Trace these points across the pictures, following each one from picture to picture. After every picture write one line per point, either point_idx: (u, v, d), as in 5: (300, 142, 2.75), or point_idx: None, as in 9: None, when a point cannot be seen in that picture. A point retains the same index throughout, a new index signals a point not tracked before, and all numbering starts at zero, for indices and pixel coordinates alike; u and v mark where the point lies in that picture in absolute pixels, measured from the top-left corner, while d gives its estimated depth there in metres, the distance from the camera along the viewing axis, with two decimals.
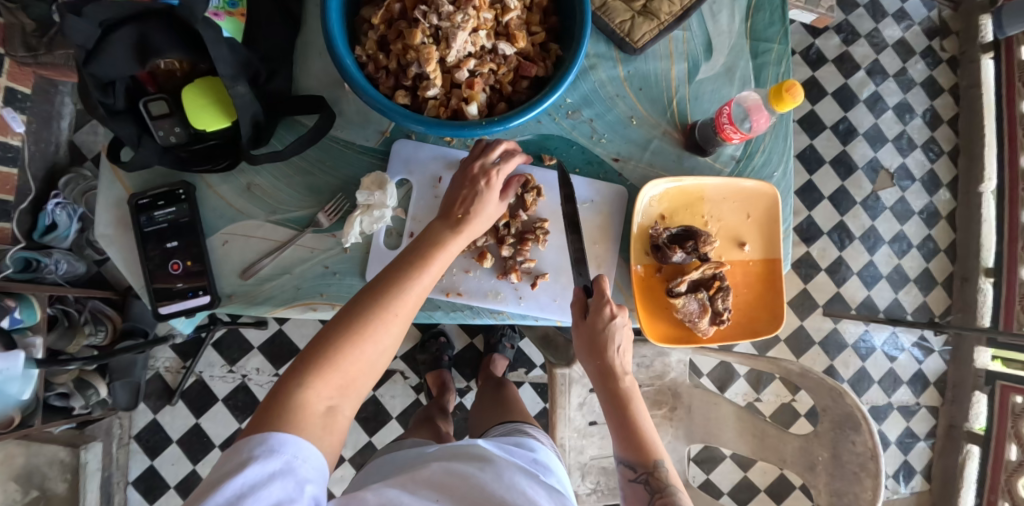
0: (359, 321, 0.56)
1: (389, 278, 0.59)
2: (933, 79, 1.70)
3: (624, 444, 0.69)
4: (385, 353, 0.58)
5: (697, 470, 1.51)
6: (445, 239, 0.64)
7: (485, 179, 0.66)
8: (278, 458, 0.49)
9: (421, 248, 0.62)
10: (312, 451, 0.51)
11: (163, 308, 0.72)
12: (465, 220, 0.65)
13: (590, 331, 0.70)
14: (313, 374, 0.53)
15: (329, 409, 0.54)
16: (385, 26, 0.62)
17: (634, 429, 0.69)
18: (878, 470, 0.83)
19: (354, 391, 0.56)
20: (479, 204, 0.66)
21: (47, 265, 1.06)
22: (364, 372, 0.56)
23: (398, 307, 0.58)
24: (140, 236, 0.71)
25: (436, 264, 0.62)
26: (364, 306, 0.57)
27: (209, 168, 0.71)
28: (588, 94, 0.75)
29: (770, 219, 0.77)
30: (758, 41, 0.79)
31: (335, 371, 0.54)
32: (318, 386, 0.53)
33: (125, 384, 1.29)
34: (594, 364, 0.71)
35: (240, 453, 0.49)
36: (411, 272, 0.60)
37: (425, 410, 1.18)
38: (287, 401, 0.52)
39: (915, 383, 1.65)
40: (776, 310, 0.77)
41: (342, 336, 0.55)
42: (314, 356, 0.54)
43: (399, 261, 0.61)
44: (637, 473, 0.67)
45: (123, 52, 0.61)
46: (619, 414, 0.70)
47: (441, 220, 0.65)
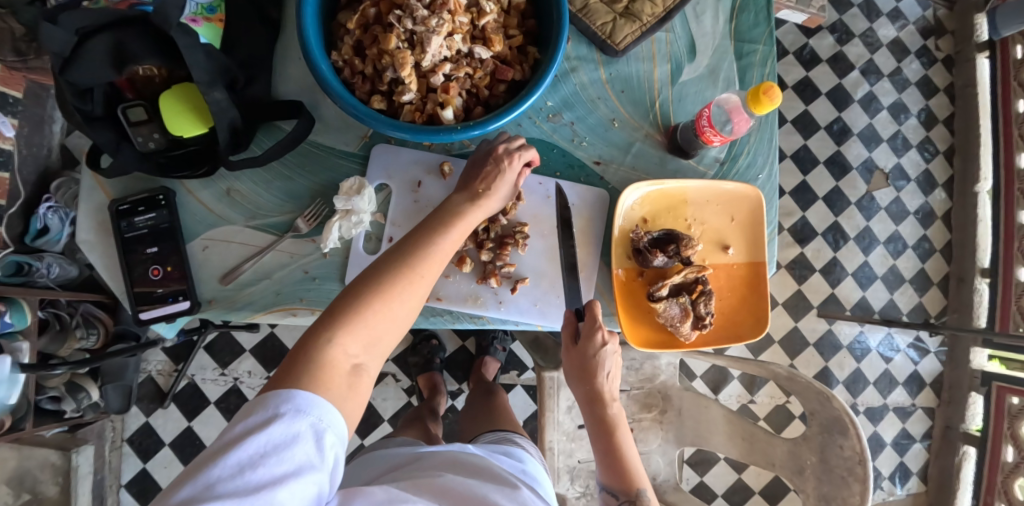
0: (389, 277, 0.54)
1: (415, 240, 0.59)
2: (928, 79, 1.69)
3: (609, 472, 0.76)
4: (408, 318, 0.56)
5: (691, 472, 1.50)
6: (465, 211, 0.63)
7: (507, 158, 0.67)
8: (303, 419, 0.45)
9: (444, 216, 0.62)
10: (338, 412, 0.47)
11: (143, 313, 0.71)
12: (484, 195, 0.65)
13: (580, 357, 0.73)
14: (344, 325, 0.51)
15: (355, 368, 0.51)
16: (361, 31, 0.63)
17: (620, 457, 0.75)
18: (865, 474, 0.82)
19: (376, 352, 0.53)
20: (498, 180, 0.66)
21: (39, 269, 1.00)
22: (388, 332, 0.54)
23: (426, 268, 0.57)
24: (121, 242, 0.70)
25: (457, 232, 0.61)
26: (392, 264, 0.56)
27: (188, 175, 0.70)
28: (569, 97, 0.75)
29: (754, 221, 0.77)
30: (743, 42, 0.78)
31: (362, 327, 0.52)
32: (346, 342, 0.51)
33: (117, 387, 1.27)
34: (583, 388, 0.76)
35: (263, 409, 0.45)
36: (436, 238, 0.59)
37: (416, 411, 1.17)
38: (317, 349, 0.49)
39: (910, 384, 1.64)
40: (761, 314, 0.77)
41: (371, 289, 0.53)
42: (342, 310, 0.52)
43: (423, 228, 0.60)
44: (620, 500, 0.74)
45: (99, 58, 0.60)
46: (606, 441, 0.75)
47: (460, 193, 0.65)
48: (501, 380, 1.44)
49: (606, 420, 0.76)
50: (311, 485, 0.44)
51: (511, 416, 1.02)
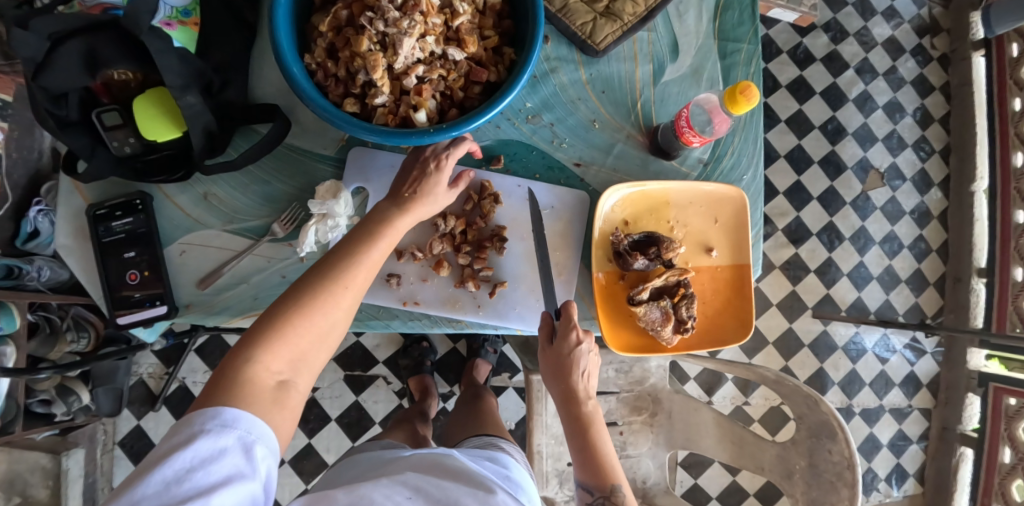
0: (310, 292, 0.54)
1: (338, 251, 0.58)
2: (924, 78, 1.68)
3: (584, 468, 0.72)
4: (337, 328, 0.56)
5: (685, 475, 1.49)
6: (393, 217, 0.63)
7: (435, 162, 0.66)
8: (231, 433, 0.47)
9: (370, 224, 0.61)
10: (264, 428, 0.48)
11: (121, 317, 0.70)
12: (412, 200, 0.65)
13: (555, 356, 0.71)
14: (264, 345, 0.51)
15: (281, 384, 0.52)
16: (333, 33, 0.62)
17: (595, 453, 0.71)
18: (854, 479, 0.81)
19: (304, 366, 0.54)
20: (428, 184, 0.66)
21: (29, 272, 0.97)
22: (315, 346, 0.54)
23: (350, 278, 0.57)
24: (98, 247, 0.69)
25: (385, 240, 0.61)
26: (314, 279, 0.56)
27: (165, 179, 0.69)
28: (548, 98, 0.74)
29: (738, 223, 0.75)
30: (727, 41, 0.77)
31: (285, 344, 0.52)
32: (268, 360, 0.51)
33: (108, 390, 1.27)
34: (559, 387, 0.74)
35: (189, 427, 0.46)
36: (361, 247, 0.59)
37: (405, 414, 1.16)
38: (236, 373, 0.50)
39: (907, 385, 1.63)
40: (744, 317, 0.76)
41: (291, 307, 0.53)
42: (262, 330, 0.52)
43: (349, 238, 0.60)
44: (594, 497, 0.70)
45: (71, 63, 0.59)
46: (581, 439, 0.73)
47: (390, 199, 0.65)
48: (492, 382, 1.43)
49: (582, 417, 0.73)
50: (243, 494, 0.45)
51: (498, 420, 1.01)
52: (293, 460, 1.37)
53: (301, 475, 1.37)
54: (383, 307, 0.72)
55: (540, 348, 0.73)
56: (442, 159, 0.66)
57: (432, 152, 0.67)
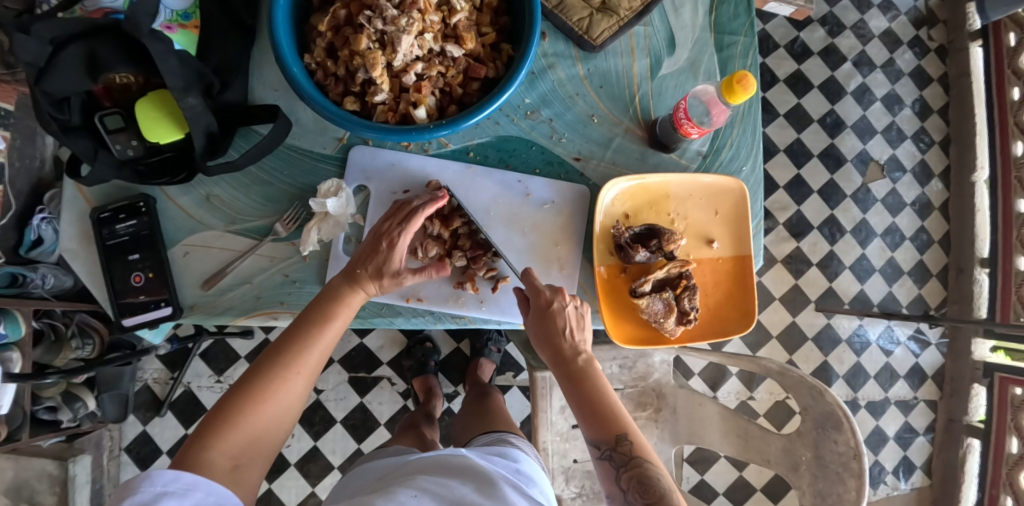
0: (261, 380, 0.57)
1: (291, 335, 0.61)
2: (922, 69, 1.68)
3: (587, 421, 0.67)
4: (290, 411, 0.59)
5: (691, 471, 1.49)
6: (345, 296, 0.65)
7: (387, 242, 0.67)
8: (194, 495, 0.50)
9: (323, 305, 0.64)
10: (224, 489, 0.52)
11: (127, 320, 0.71)
12: (366, 278, 0.66)
13: (539, 320, 0.69)
14: (218, 432, 0.54)
15: (235, 467, 0.54)
16: (332, 33, 0.63)
17: (595, 403, 0.67)
18: (860, 469, 0.80)
19: (256, 451, 0.56)
20: (381, 261, 0.66)
21: (33, 279, 0.99)
22: (269, 430, 0.57)
23: (301, 363, 0.60)
24: (103, 250, 0.70)
25: (336, 320, 0.63)
26: (267, 366, 0.58)
27: (167, 181, 0.70)
28: (546, 94, 0.75)
29: (738, 214, 0.76)
30: (723, 34, 0.77)
31: (238, 430, 0.55)
32: (221, 445, 0.54)
33: (113, 396, 1.27)
34: (547, 351, 0.70)
35: (149, 486, 0.49)
36: (313, 330, 0.61)
37: (411, 417, 1.16)
38: (190, 461, 0.52)
39: (912, 377, 1.63)
40: (746, 309, 0.76)
41: (244, 395, 0.56)
42: (216, 418, 0.55)
43: (300, 322, 0.63)
44: (602, 450, 0.65)
45: (73, 68, 0.60)
46: (580, 392, 0.68)
47: (344, 278, 0.66)
48: (497, 381, 1.43)
49: (576, 373, 0.69)
50: None
51: (503, 418, 1.01)
52: (298, 462, 1.37)
53: (307, 478, 1.37)
54: (386, 305, 0.72)
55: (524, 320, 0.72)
56: (396, 235, 0.67)
57: (389, 227, 0.68)
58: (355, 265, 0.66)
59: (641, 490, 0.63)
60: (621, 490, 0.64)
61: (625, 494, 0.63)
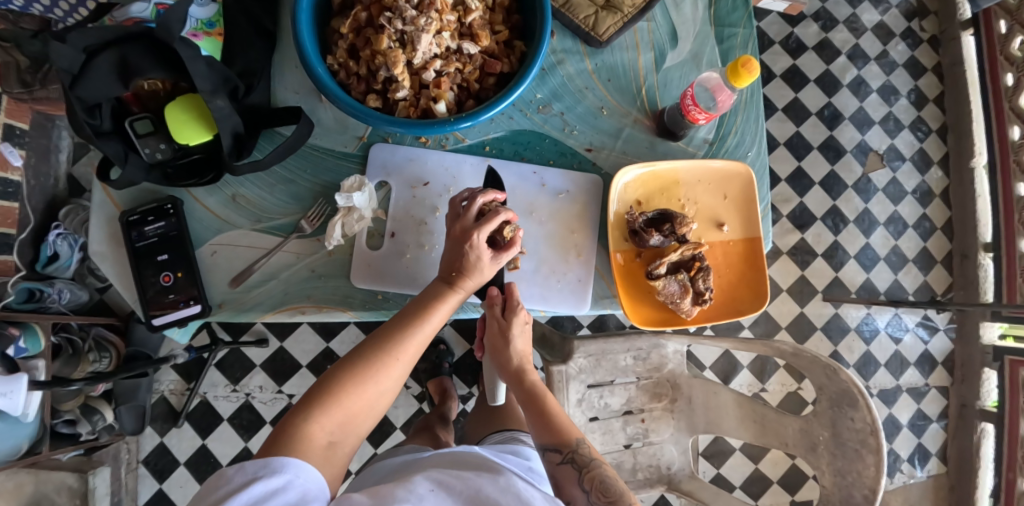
0: (365, 364, 0.64)
1: (393, 325, 0.67)
2: (916, 60, 1.71)
3: (542, 432, 0.72)
4: (386, 395, 0.66)
5: (707, 465, 1.50)
6: (444, 295, 0.70)
7: (469, 242, 0.69)
8: (280, 477, 0.53)
9: (422, 300, 0.69)
10: (311, 472, 0.55)
11: (156, 318, 0.73)
12: (462, 278, 0.70)
13: (498, 336, 0.77)
14: (321, 408, 0.60)
15: (331, 443, 0.60)
16: (353, 35, 0.66)
17: (548, 414, 0.73)
18: (878, 445, 0.83)
19: (352, 427, 0.62)
20: (474, 263, 0.70)
21: (50, 295, 1.06)
22: (367, 410, 0.64)
23: (400, 353, 0.66)
24: (133, 251, 0.72)
25: (436, 317, 0.68)
26: (372, 352, 0.65)
27: (195, 183, 0.72)
28: (557, 88, 0.78)
29: (747, 198, 0.78)
30: (723, 26, 0.80)
31: (338, 407, 0.61)
32: (322, 420, 0.60)
33: (130, 408, 1.26)
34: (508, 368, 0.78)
35: (242, 473, 0.53)
36: (414, 323, 0.67)
37: (425, 419, 1.17)
38: (296, 430, 0.58)
39: (922, 364, 1.64)
40: (759, 288, 0.78)
41: (349, 376, 0.63)
42: (320, 393, 0.62)
43: (403, 314, 0.69)
44: (563, 454, 0.69)
45: (105, 73, 0.62)
46: (535, 407, 0.74)
47: (444, 277, 0.71)
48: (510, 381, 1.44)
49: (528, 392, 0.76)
50: None
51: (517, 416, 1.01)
52: None
53: None
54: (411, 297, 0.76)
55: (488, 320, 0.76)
56: (473, 235, 0.69)
57: (462, 227, 0.70)
58: (448, 260, 0.71)
59: (601, 489, 0.65)
60: (584, 492, 0.66)
61: (587, 495, 0.65)
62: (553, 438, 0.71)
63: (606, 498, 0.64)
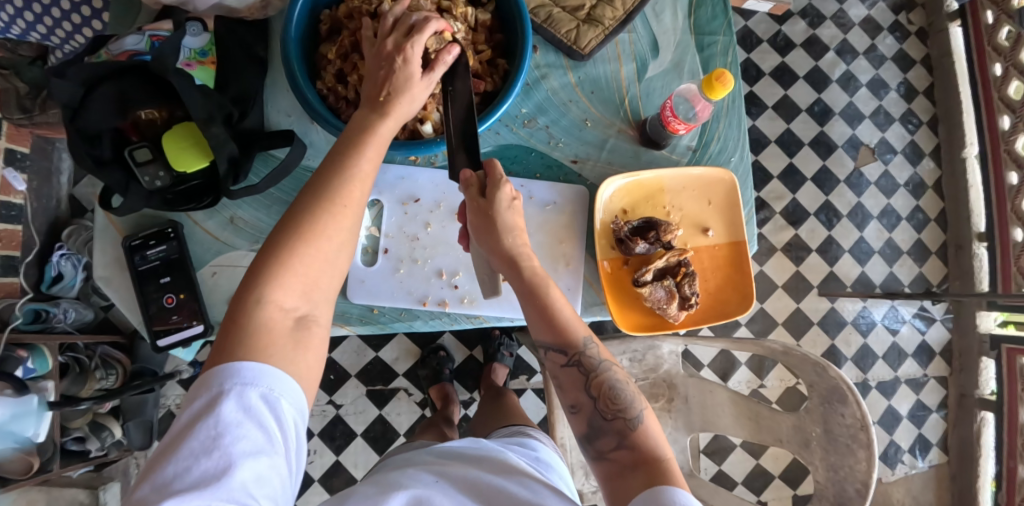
0: (302, 221, 0.53)
1: (324, 170, 0.56)
2: (904, 53, 1.73)
3: (544, 329, 0.68)
4: (344, 251, 0.56)
5: (709, 462, 1.52)
6: (375, 126, 0.57)
7: (400, 55, 0.57)
8: (252, 391, 0.47)
9: (351, 134, 0.57)
10: (283, 368, 0.49)
11: (161, 340, 0.76)
12: (392, 101, 0.58)
13: (484, 215, 0.65)
14: (269, 283, 0.51)
15: (298, 319, 0.53)
16: (341, 60, 0.69)
17: (552, 314, 0.67)
18: (869, 439, 0.85)
19: (318, 295, 0.54)
20: (409, 81, 0.58)
21: (56, 314, 1.08)
22: (326, 266, 0.55)
23: (343, 196, 0.55)
24: (136, 275, 0.74)
25: (371, 149, 0.57)
26: (307, 205, 0.54)
27: (193, 207, 0.73)
28: (542, 102, 0.80)
29: (731, 203, 0.80)
30: (703, 35, 0.82)
31: (292, 274, 0.52)
32: (279, 296, 0.52)
33: (138, 424, 1.28)
34: (497, 254, 0.66)
35: (210, 390, 0.47)
36: (347, 160, 0.56)
37: (430, 420, 1.21)
38: (248, 318, 0.50)
39: (920, 355, 1.65)
40: (745, 291, 0.80)
41: (290, 237, 0.53)
42: (263, 264, 0.52)
43: (332, 154, 0.57)
44: (568, 358, 0.68)
45: (104, 106, 0.66)
46: (535, 302, 0.67)
47: (369, 102, 0.58)
48: (512, 385, 1.46)
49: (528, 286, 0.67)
50: (270, 457, 0.46)
51: (516, 417, 1.03)
52: (323, 477, 1.40)
53: (333, 493, 1.40)
54: (405, 309, 0.78)
55: (469, 202, 0.66)
56: (406, 48, 0.57)
57: (393, 41, 0.58)
58: (372, 84, 0.58)
59: (609, 397, 0.67)
60: (591, 397, 0.67)
61: (595, 401, 0.67)
62: (558, 341, 0.68)
63: (613, 408, 0.66)
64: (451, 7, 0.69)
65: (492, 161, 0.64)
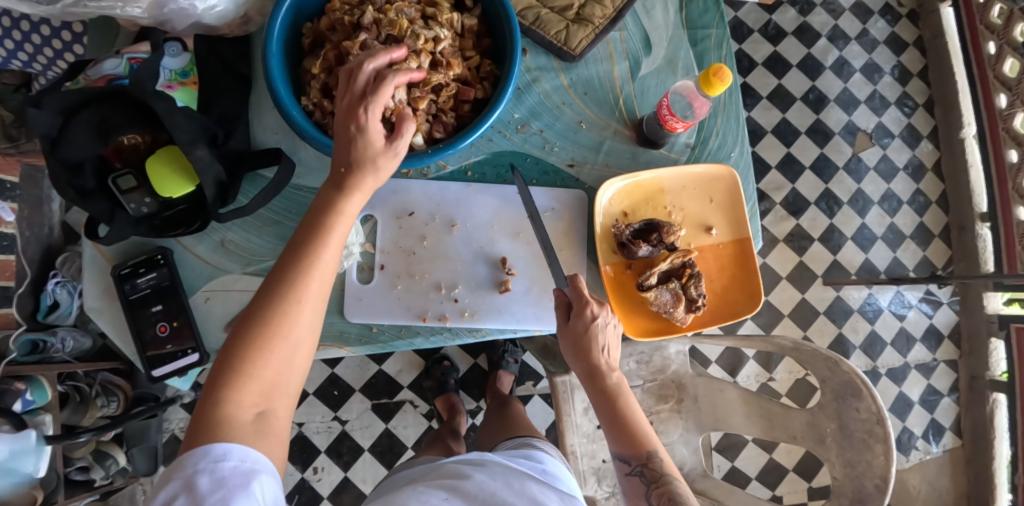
0: (263, 318, 0.53)
1: (287, 261, 0.55)
2: (896, 35, 1.71)
3: (620, 441, 0.73)
4: (305, 342, 0.55)
5: (721, 459, 1.50)
6: (337, 210, 0.56)
7: (357, 123, 0.54)
8: (225, 465, 0.49)
9: (312, 222, 0.56)
10: (257, 453, 0.50)
11: (156, 370, 0.73)
12: (351, 178, 0.56)
13: (578, 334, 0.71)
14: (229, 386, 0.51)
15: (260, 415, 0.53)
16: (325, 73, 0.67)
17: (628, 424, 0.72)
18: (886, 434, 0.83)
19: (278, 393, 0.54)
20: (370, 152, 0.55)
21: (54, 345, 1.05)
22: (287, 364, 0.54)
23: (303, 292, 0.54)
24: (127, 304, 0.72)
25: (335, 239, 0.56)
26: (266, 302, 0.53)
27: (181, 232, 0.72)
28: (534, 107, 0.78)
29: (733, 200, 0.78)
30: (695, 29, 0.80)
31: (251, 377, 0.52)
32: (238, 398, 0.51)
33: (142, 449, 1.27)
34: (582, 366, 0.73)
35: (184, 469, 0.49)
36: (309, 254, 0.55)
37: (436, 434, 1.18)
38: (209, 420, 0.50)
39: (929, 339, 1.63)
40: (752, 289, 0.79)
41: (247, 338, 0.52)
42: (222, 367, 0.52)
43: (295, 243, 0.55)
44: (632, 467, 0.72)
45: (84, 135, 0.64)
46: (612, 414, 0.73)
47: (331, 182, 0.56)
48: (518, 392, 1.44)
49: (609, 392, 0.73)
50: None
51: (523, 426, 1.01)
52: (332, 494, 1.38)
53: None
54: (404, 326, 0.76)
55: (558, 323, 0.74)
56: (362, 113, 0.54)
57: (349, 102, 0.55)
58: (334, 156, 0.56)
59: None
60: None
61: None
62: (630, 452, 0.72)
63: None
64: (436, 14, 0.67)
65: (575, 276, 0.71)
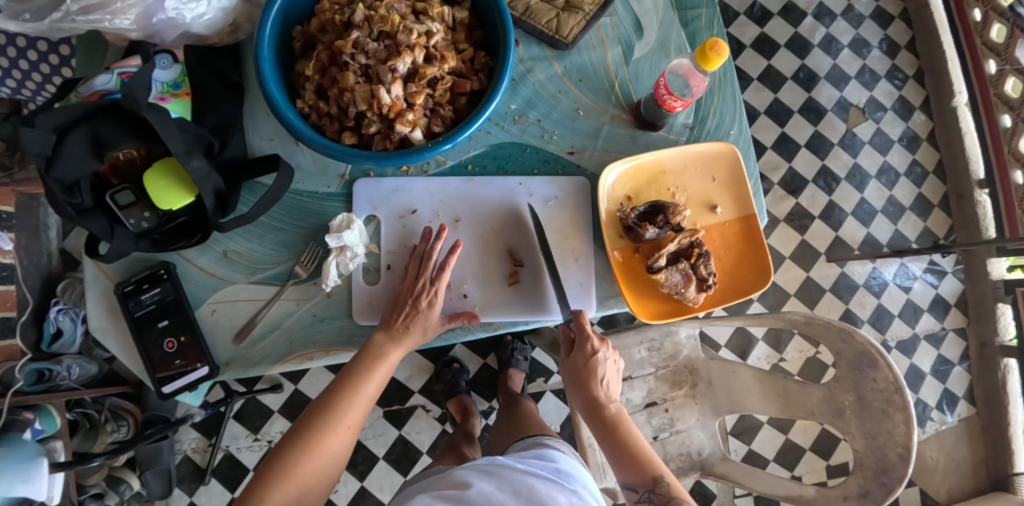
0: (314, 431, 0.65)
1: (340, 388, 0.68)
2: (881, 9, 1.71)
3: (627, 469, 0.74)
4: (337, 462, 0.66)
5: (738, 443, 1.50)
6: (387, 353, 0.70)
7: (427, 301, 0.71)
8: None
9: (366, 362, 0.69)
10: None
11: (165, 386, 0.73)
12: (404, 333, 0.71)
13: (576, 366, 0.80)
14: (273, 486, 0.61)
15: None
16: (319, 74, 0.67)
17: (632, 448, 0.75)
18: (905, 402, 0.82)
19: (306, 499, 0.64)
20: (418, 317, 0.71)
21: (60, 372, 1.05)
22: (321, 475, 0.65)
23: (349, 419, 0.67)
24: (132, 322, 0.72)
25: (379, 375, 0.70)
26: (318, 420, 0.65)
27: (184, 244, 0.72)
28: (530, 97, 0.77)
29: (736, 177, 0.78)
30: (686, 9, 0.80)
31: (291, 480, 0.62)
32: (274, 494, 0.61)
33: (155, 473, 1.26)
34: (582, 398, 0.80)
35: None
36: (359, 385, 0.68)
37: (450, 439, 1.17)
38: None
39: (936, 309, 1.62)
40: (761, 265, 0.78)
41: (298, 449, 0.63)
42: (272, 468, 0.62)
43: (346, 373, 0.68)
44: (641, 492, 0.72)
45: (79, 151, 0.62)
46: (616, 438, 0.76)
47: (384, 327, 0.71)
48: (529, 390, 1.44)
49: (610, 421, 0.78)
50: None
51: (538, 422, 1.01)
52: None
53: None
54: None
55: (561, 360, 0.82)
56: (431, 295, 0.71)
57: (421, 284, 0.71)
58: (390, 313, 0.71)
59: None
60: None
61: None
62: (638, 477, 0.73)
63: None
64: (427, 8, 0.66)
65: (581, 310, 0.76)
